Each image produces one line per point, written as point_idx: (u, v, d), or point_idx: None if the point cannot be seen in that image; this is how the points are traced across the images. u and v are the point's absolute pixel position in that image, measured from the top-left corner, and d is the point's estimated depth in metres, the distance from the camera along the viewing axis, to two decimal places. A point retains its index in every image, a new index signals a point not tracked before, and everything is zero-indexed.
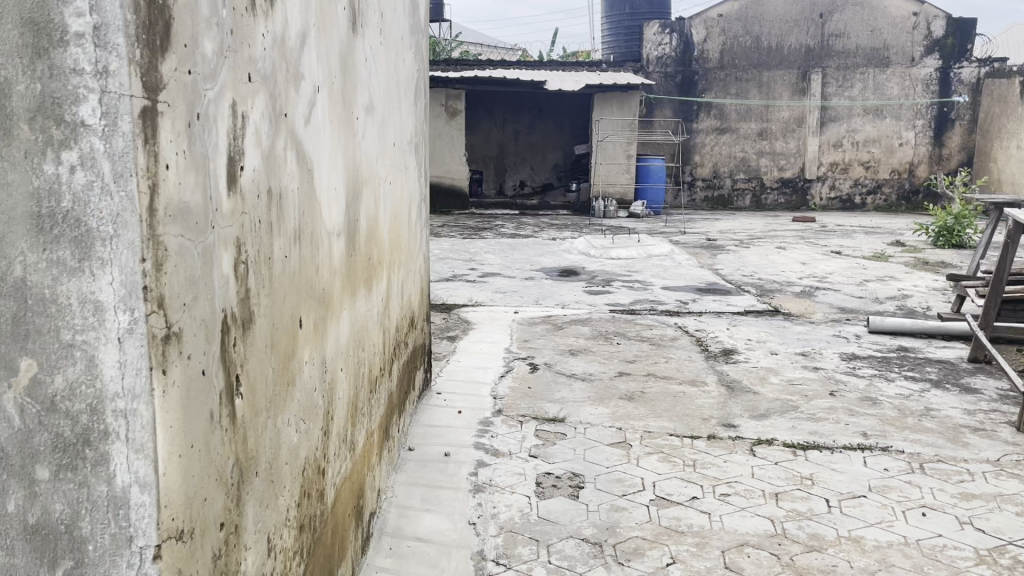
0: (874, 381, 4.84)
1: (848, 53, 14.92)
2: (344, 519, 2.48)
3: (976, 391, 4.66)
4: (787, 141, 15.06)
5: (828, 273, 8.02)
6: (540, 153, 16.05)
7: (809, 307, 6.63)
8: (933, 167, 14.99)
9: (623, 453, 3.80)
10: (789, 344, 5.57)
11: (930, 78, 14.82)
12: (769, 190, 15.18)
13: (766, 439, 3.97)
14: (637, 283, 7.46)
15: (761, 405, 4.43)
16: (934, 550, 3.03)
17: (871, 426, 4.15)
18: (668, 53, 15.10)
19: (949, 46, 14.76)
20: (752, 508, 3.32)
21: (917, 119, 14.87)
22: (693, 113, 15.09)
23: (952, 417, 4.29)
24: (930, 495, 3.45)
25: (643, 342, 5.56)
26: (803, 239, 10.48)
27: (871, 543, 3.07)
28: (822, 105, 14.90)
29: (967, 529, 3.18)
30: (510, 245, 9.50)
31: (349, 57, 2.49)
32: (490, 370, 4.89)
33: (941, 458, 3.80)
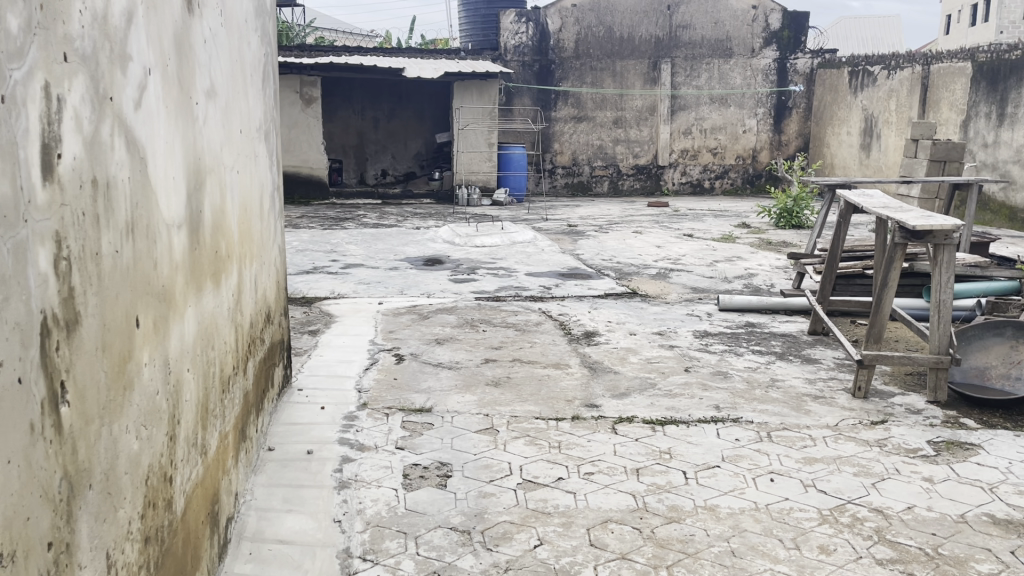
0: (725, 356, 5.09)
1: (694, 43, 15.52)
2: (195, 528, 2.35)
3: (816, 361, 5.00)
4: (640, 128, 15.59)
5: (681, 255, 8.37)
6: (401, 140, 15.85)
7: (664, 288, 6.88)
8: (773, 153, 15.98)
9: (491, 439, 3.82)
10: (647, 324, 5.77)
11: (768, 68, 15.68)
12: (626, 176, 15.70)
13: (627, 418, 4.10)
14: (501, 270, 7.50)
15: (621, 384, 4.57)
16: (781, 513, 3.22)
17: (723, 399, 4.36)
18: (525, 41, 15.16)
19: (785, 38, 15.63)
20: (616, 485, 3.41)
21: (758, 107, 15.74)
22: (551, 101, 15.29)
23: (796, 386, 4.59)
24: (777, 461, 3.67)
25: (508, 328, 5.60)
26: (658, 223, 10.86)
27: (725, 511, 3.22)
28: (671, 94, 15.48)
29: (810, 491, 3.40)
30: (372, 235, 9.34)
31: (184, 37, 2.34)
32: (353, 363, 4.79)
33: (786, 426, 4.04)
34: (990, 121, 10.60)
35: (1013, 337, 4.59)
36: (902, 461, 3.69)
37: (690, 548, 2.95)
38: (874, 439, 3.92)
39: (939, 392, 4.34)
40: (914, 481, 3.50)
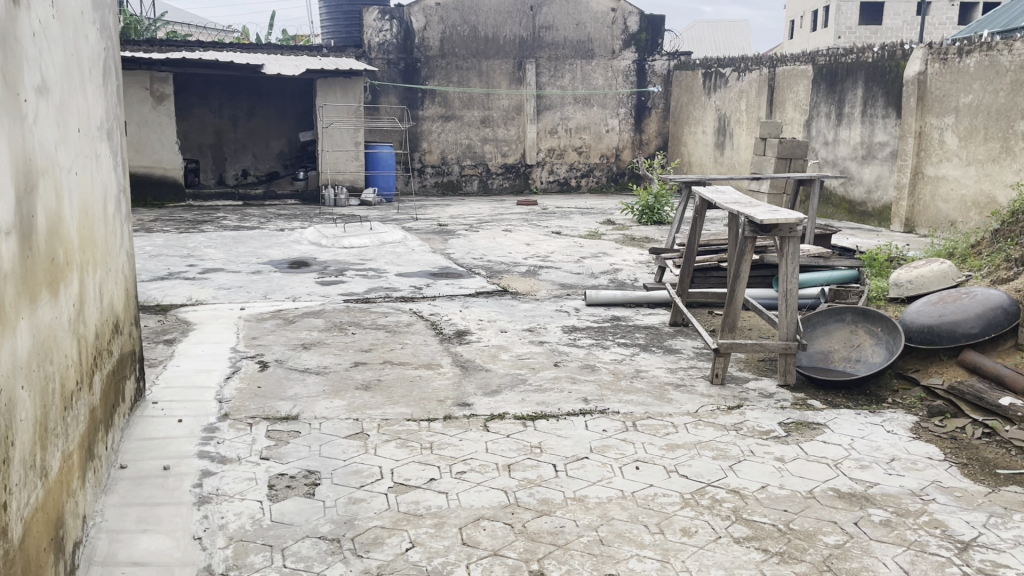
0: (592, 350, 5.22)
1: (557, 44, 15.81)
2: (37, 556, 2.18)
3: (677, 352, 5.21)
4: (508, 128, 15.77)
5: (550, 252, 8.52)
6: (262, 140, 15.33)
7: (534, 285, 6.98)
8: (635, 151, 16.54)
9: (360, 444, 3.75)
10: (517, 321, 5.84)
11: (628, 69, 16.18)
12: (494, 175, 15.86)
13: (498, 415, 4.13)
14: (370, 271, 7.39)
15: (493, 381, 4.60)
16: (646, 499, 3.34)
17: (591, 392, 4.47)
18: (390, 39, 14.99)
19: (643, 40, 16.15)
20: (487, 482, 3.43)
21: (620, 107, 16.23)
22: (418, 100, 15.21)
23: (659, 376, 4.76)
24: (642, 450, 3.79)
25: (378, 330, 5.52)
26: (527, 221, 11.01)
27: (593, 500, 3.31)
28: (537, 93, 15.72)
29: (673, 476, 3.54)
30: (234, 238, 8.99)
31: (8, 29, 2.16)
32: (213, 372, 4.59)
33: (650, 415, 4.19)
34: (830, 120, 11.38)
35: (852, 322, 4.95)
36: (757, 442, 3.90)
37: (561, 540, 3.00)
38: (731, 423, 4.12)
39: (788, 375, 4.61)
40: (767, 461, 3.71)
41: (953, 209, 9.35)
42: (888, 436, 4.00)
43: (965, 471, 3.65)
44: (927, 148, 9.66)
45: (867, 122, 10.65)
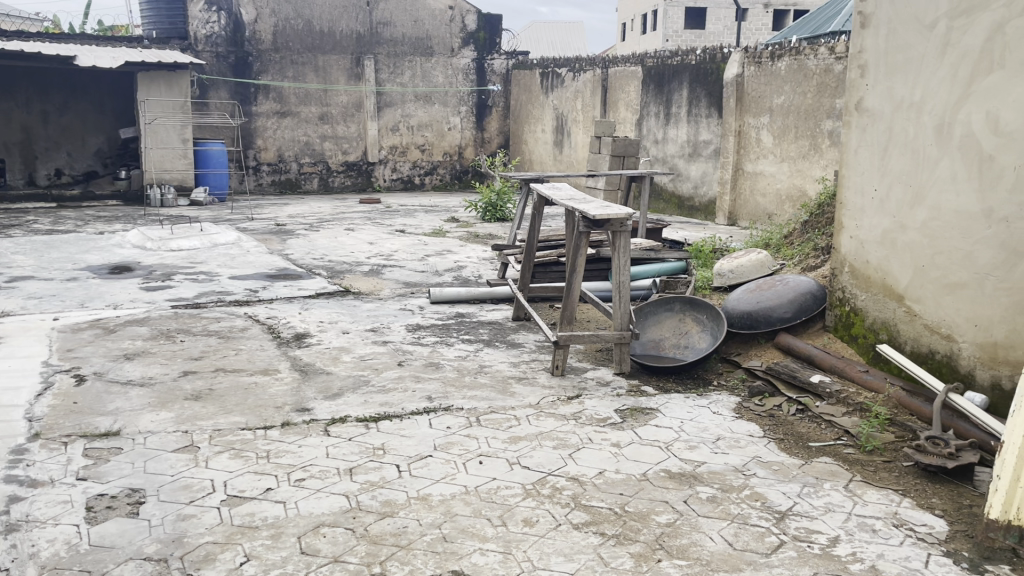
0: (435, 348, 5.21)
1: (395, 41, 15.66)
2: None
3: (519, 345, 5.30)
4: (347, 125, 15.47)
5: (393, 250, 8.44)
6: (78, 136, 14.23)
7: (376, 284, 6.89)
8: (477, 149, 16.69)
9: (191, 457, 3.56)
10: (358, 322, 5.73)
11: (468, 68, 16.29)
12: (335, 173, 15.53)
13: (339, 418, 4.04)
14: (202, 275, 7.03)
15: (334, 385, 4.50)
16: (489, 493, 3.37)
17: (434, 389, 4.47)
18: (218, 31, 14.33)
19: (481, 39, 16.31)
20: (328, 488, 3.35)
21: (460, 106, 16.31)
22: (250, 96, 14.64)
23: (501, 370, 4.83)
24: (485, 444, 3.83)
25: (210, 336, 5.26)
26: (369, 220, 10.85)
27: (436, 498, 3.30)
28: (376, 90, 15.50)
29: (515, 469, 3.60)
30: (46, 243, 8.28)
31: None
32: (22, 389, 4.21)
33: (494, 409, 4.23)
34: (659, 119, 11.95)
35: (681, 311, 5.22)
36: (594, 430, 4.03)
37: (404, 540, 2.98)
38: (570, 413, 4.23)
39: (624, 364, 4.80)
40: (604, 447, 3.85)
41: (770, 203, 10.03)
42: (714, 417, 4.25)
43: (782, 446, 3.94)
44: (746, 146, 10.34)
45: (692, 121, 11.26)
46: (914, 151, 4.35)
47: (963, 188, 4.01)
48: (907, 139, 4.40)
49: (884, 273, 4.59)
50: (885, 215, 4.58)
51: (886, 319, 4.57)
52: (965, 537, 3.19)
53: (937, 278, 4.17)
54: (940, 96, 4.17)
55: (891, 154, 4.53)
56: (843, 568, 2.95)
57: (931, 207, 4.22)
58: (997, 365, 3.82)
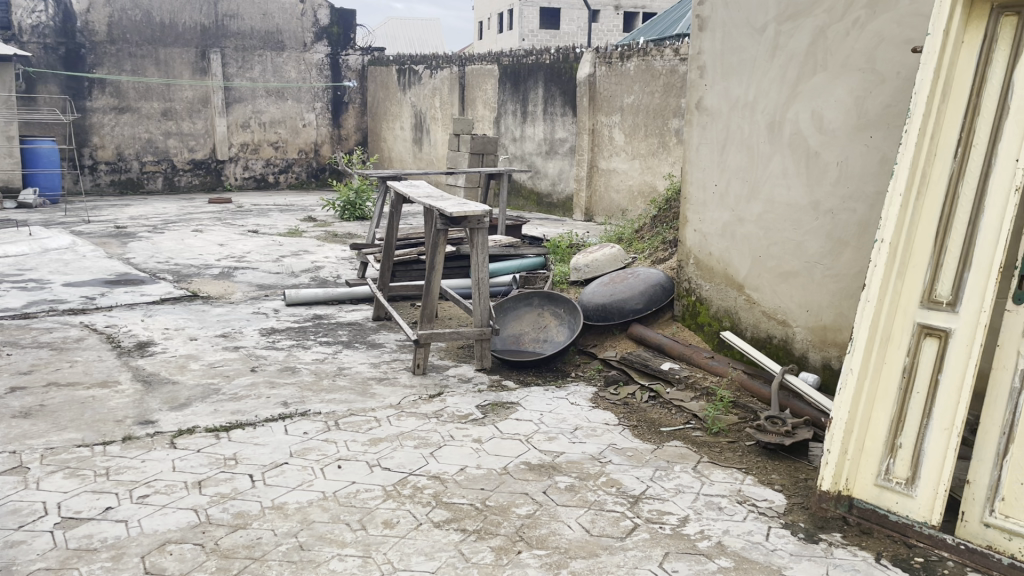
0: (291, 351, 5.06)
1: (243, 34, 15.13)
2: None
3: (379, 346, 5.23)
4: (194, 121, 14.78)
5: (245, 252, 8.13)
6: None
7: (227, 287, 6.62)
8: (334, 146, 16.29)
9: (19, 479, 3.30)
10: (208, 327, 5.49)
11: (321, 63, 15.93)
12: (181, 172, 14.81)
13: (188, 429, 3.85)
14: (31, 283, 6.52)
15: (181, 395, 4.28)
16: (348, 497, 3.31)
17: (291, 394, 4.34)
18: (46, 21, 13.41)
19: (335, 34, 16.02)
20: (174, 503, 3.18)
21: (315, 102, 15.91)
22: (85, 90, 13.71)
23: (360, 372, 4.75)
24: (344, 448, 3.75)
25: (41, 348, 4.89)
26: (219, 221, 10.40)
27: (292, 506, 3.21)
28: (224, 85, 14.87)
29: (375, 471, 3.55)
30: None
31: None
32: None
33: (353, 412, 4.16)
34: (516, 117, 12.14)
35: (540, 305, 5.31)
36: (455, 427, 4.04)
37: (257, 552, 2.88)
38: (431, 411, 4.22)
39: (485, 359, 4.84)
40: (466, 444, 3.86)
41: (623, 198, 10.38)
42: (572, 408, 4.35)
43: (636, 432, 4.08)
44: (599, 143, 10.64)
45: (548, 119, 11.50)
46: (749, 148, 4.62)
47: (793, 183, 4.29)
48: (743, 137, 4.66)
49: (725, 263, 4.85)
50: (725, 208, 4.84)
51: (728, 307, 4.83)
52: (802, 509, 3.42)
53: (773, 268, 4.45)
54: (771, 96, 4.43)
55: (728, 151, 4.78)
56: (692, 546, 3.09)
57: (766, 200, 4.50)
58: (827, 346, 4.12)
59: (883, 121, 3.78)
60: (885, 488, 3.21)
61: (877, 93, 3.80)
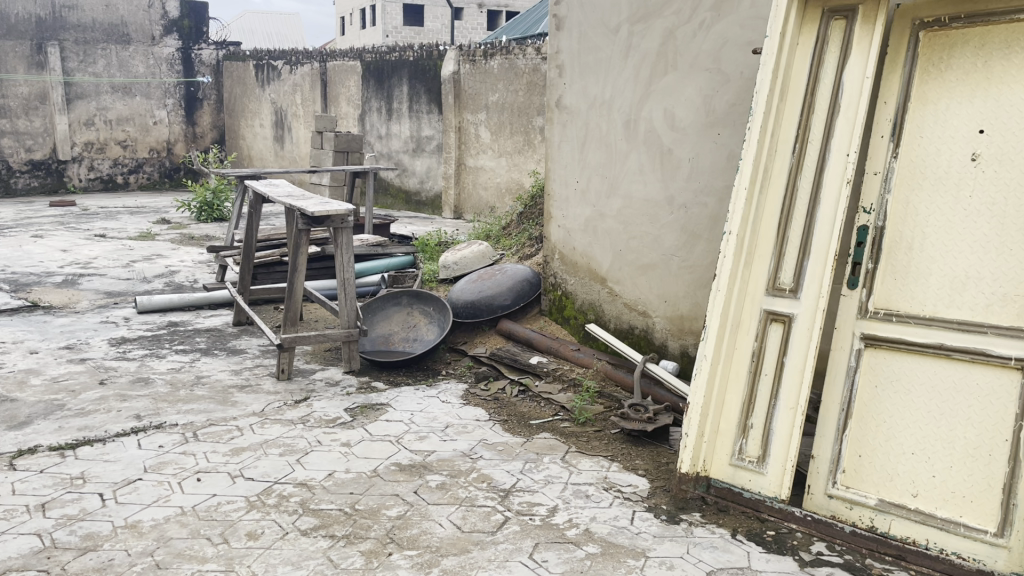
0: (144, 361, 4.80)
1: (84, 26, 14.22)
2: None
3: (241, 352, 5.05)
4: (30, 119, 13.77)
5: (92, 258, 7.65)
6: None
7: (72, 296, 6.21)
8: (188, 144, 15.61)
9: None
10: (51, 339, 5.13)
11: (172, 58, 15.20)
12: (18, 173, 13.78)
13: (28, 448, 3.59)
14: None
15: (21, 413, 3.98)
16: (209, 511, 3.18)
17: (145, 407, 4.12)
18: None
19: (185, 27, 15.32)
20: (15, 529, 2.96)
21: (166, 98, 15.16)
22: None
23: (221, 380, 4.56)
24: (203, 460, 3.60)
25: None
26: (62, 225, 9.74)
27: (148, 524, 3.05)
28: (64, 80, 13.93)
29: (238, 482, 3.42)
30: None
31: None
32: None
33: (212, 422, 3.99)
34: (380, 114, 12.05)
35: (408, 305, 5.28)
36: (322, 432, 3.95)
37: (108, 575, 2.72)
38: (297, 417, 4.11)
39: (353, 362, 4.76)
40: (333, 448, 3.78)
41: (491, 195, 10.46)
42: (442, 407, 4.34)
43: (507, 427, 4.13)
44: (466, 141, 10.68)
45: (413, 117, 11.46)
46: (608, 146, 4.75)
47: (649, 178, 4.45)
48: (602, 134, 4.79)
49: (588, 258, 4.98)
50: (587, 204, 4.96)
51: (592, 300, 4.96)
52: (664, 491, 3.55)
53: (633, 261, 4.61)
54: (627, 94, 4.58)
55: (588, 147, 4.90)
56: (561, 535, 3.15)
57: (624, 196, 4.64)
58: (684, 335, 4.30)
59: (730, 118, 3.97)
60: (739, 467, 3.38)
61: (723, 92, 3.99)
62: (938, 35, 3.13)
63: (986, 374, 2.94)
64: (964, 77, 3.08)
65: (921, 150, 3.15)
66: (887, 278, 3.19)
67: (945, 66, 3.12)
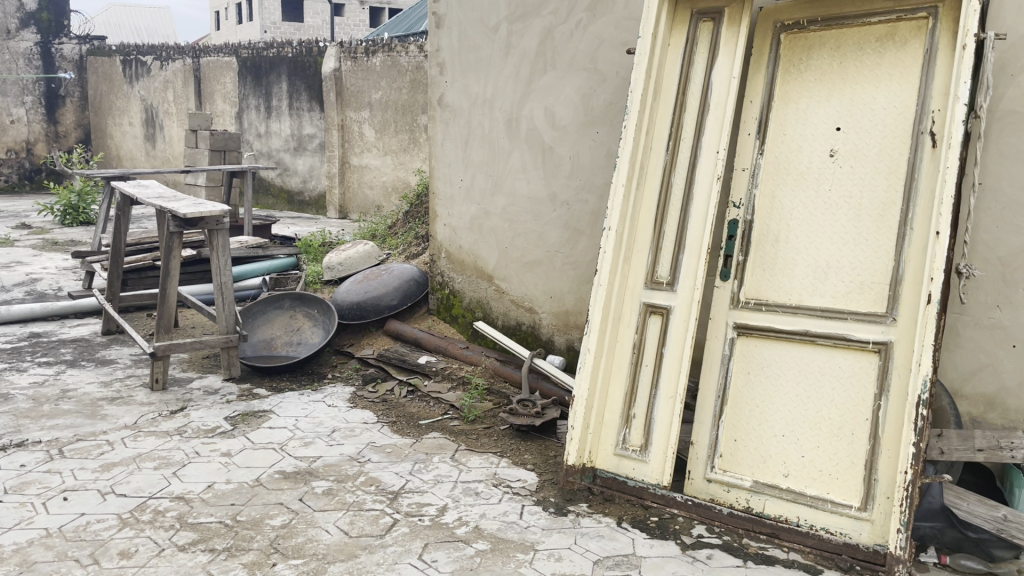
0: (3, 376, 4.50)
1: None
2: None
3: (111, 362, 4.80)
4: None
5: None
6: None
7: None
8: (51, 144, 14.69)
9: None
10: None
11: (30, 52, 14.28)
12: None
13: None
14: None
15: None
16: (77, 531, 3.01)
17: (3, 424, 3.86)
18: None
19: (45, 20, 14.41)
20: None
21: (24, 95, 14.21)
22: None
23: (89, 392, 4.32)
24: (70, 478, 3.40)
25: None
26: None
27: (8, 550, 2.85)
28: None
29: (109, 499, 3.25)
30: None
31: None
32: None
33: (80, 437, 3.78)
34: (260, 112, 11.73)
35: (290, 307, 5.13)
36: (201, 442, 3.80)
37: None
38: (173, 428, 3.94)
39: (233, 368, 4.60)
40: (213, 459, 3.65)
41: (377, 194, 10.32)
42: (328, 411, 4.26)
43: (395, 428, 4.09)
44: (349, 139, 10.50)
45: (294, 115, 11.21)
46: (490, 144, 4.77)
47: (532, 176, 4.50)
48: (484, 133, 4.81)
49: (475, 256, 4.98)
50: (471, 203, 4.97)
51: (480, 298, 4.98)
52: (552, 484, 3.60)
53: (518, 258, 4.65)
54: (507, 93, 4.61)
55: (471, 146, 4.92)
56: (451, 533, 3.15)
57: (508, 194, 4.68)
58: (570, 329, 4.37)
59: (607, 117, 4.06)
60: (623, 456, 3.46)
61: (600, 91, 4.08)
62: (797, 37, 3.33)
63: (848, 357, 3.10)
64: (822, 77, 3.26)
65: (784, 147, 3.33)
66: (756, 269, 3.35)
67: (804, 67, 3.31)
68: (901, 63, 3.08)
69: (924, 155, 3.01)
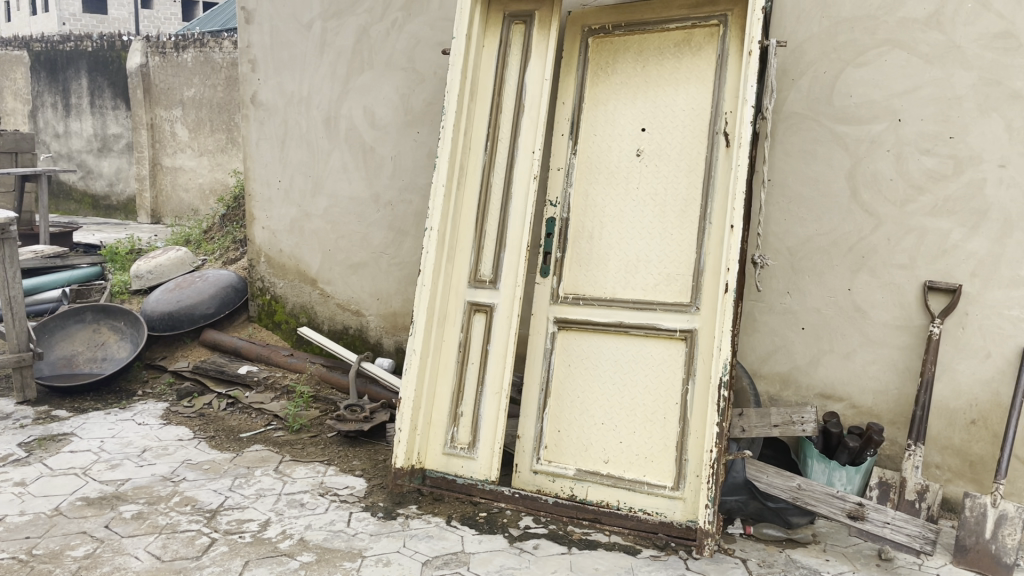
0: None
1: None
2: None
3: None
4: None
5: None
6: None
7: None
8: None
9: None
10: None
11: None
12: None
13: None
14: None
15: None
16: None
17: None
18: None
19: None
20: None
21: None
22: None
23: None
24: None
25: None
26: None
27: None
28: None
29: None
30: None
31: None
32: None
33: None
34: (57, 111, 11.01)
35: (92, 321, 4.76)
36: None
37: None
38: None
39: (28, 390, 4.23)
40: (4, 490, 3.33)
41: (193, 197, 9.81)
42: (139, 429, 4.00)
43: (213, 443, 3.90)
44: (160, 139, 9.92)
45: (97, 114, 10.53)
46: (309, 144, 4.65)
47: (353, 176, 4.43)
48: (301, 133, 4.68)
49: (297, 260, 4.84)
50: (291, 204, 4.82)
51: (303, 303, 4.84)
52: (381, 488, 3.56)
53: (342, 260, 4.56)
54: (325, 91, 4.51)
55: (288, 146, 4.76)
56: (273, 548, 3.03)
57: (329, 195, 4.57)
58: (398, 331, 4.34)
59: (426, 117, 4.06)
60: (451, 454, 3.49)
61: (419, 91, 4.07)
62: (604, 42, 3.49)
63: (658, 346, 3.26)
64: (627, 80, 3.42)
65: (595, 147, 3.47)
66: (573, 264, 3.47)
67: (611, 71, 3.47)
68: (697, 67, 3.28)
69: (719, 153, 3.20)
